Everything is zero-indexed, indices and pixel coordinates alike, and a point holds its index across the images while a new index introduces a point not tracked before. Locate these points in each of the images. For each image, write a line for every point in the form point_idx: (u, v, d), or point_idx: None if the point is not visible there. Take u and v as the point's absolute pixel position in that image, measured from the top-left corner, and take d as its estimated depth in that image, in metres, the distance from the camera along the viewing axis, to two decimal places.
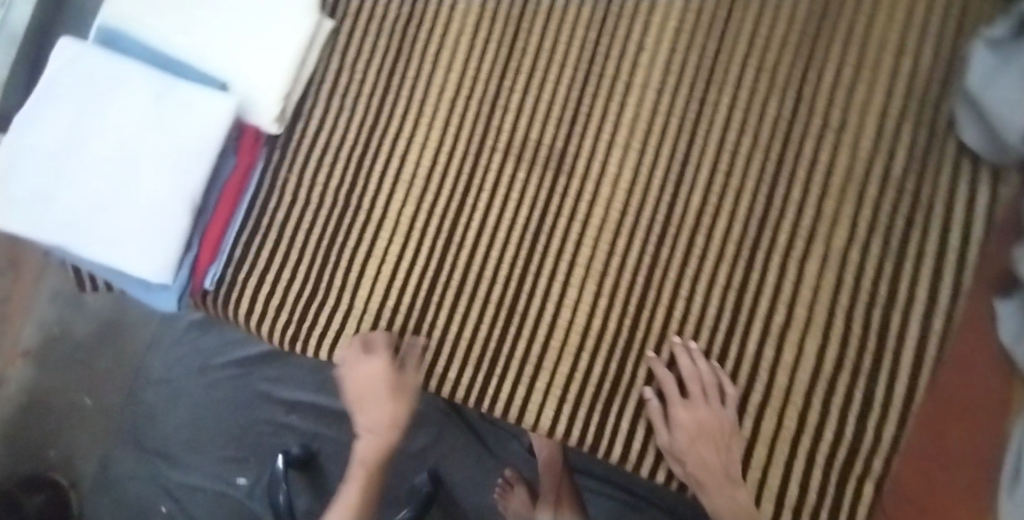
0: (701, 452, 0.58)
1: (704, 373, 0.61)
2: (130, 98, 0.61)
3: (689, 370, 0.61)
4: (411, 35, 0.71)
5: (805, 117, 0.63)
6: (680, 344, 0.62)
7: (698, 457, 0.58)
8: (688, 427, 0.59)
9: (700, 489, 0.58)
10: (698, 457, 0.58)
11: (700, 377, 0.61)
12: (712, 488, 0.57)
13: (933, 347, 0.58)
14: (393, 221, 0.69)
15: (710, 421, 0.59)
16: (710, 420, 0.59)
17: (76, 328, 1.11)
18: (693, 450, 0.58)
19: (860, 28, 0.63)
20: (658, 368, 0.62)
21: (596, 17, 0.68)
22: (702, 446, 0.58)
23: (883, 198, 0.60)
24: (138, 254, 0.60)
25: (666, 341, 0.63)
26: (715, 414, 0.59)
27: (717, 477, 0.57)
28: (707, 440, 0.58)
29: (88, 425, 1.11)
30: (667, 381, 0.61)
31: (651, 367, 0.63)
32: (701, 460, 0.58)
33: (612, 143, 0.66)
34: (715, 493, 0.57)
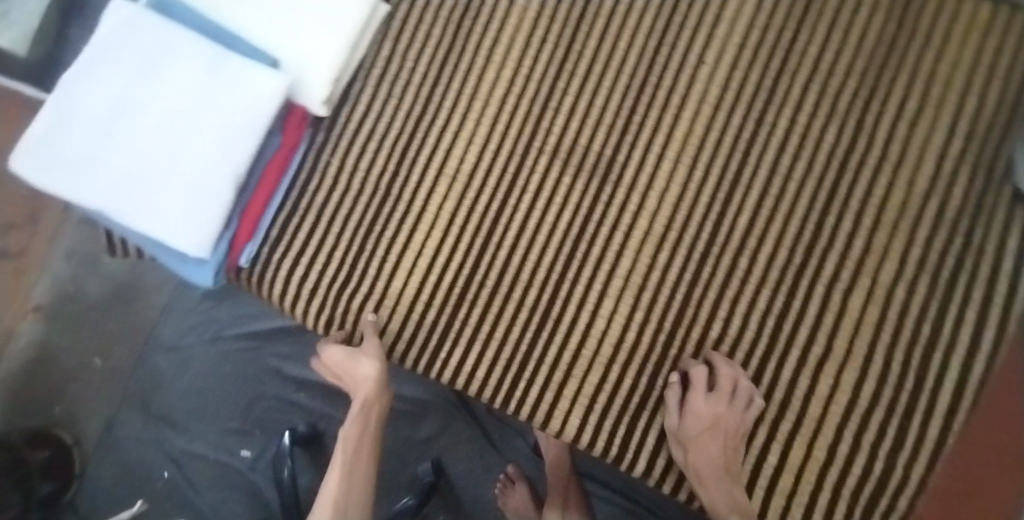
0: (709, 446, 0.59)
1: (739, 377, 0.61)
2: (183, 68, 0.61)
3: (725, 376, 0.61)
4: (467, 25, 0.70)
5: (863, 149, 0.62)
6: (717, 355, 0.62)
7: (703, 449, 0.59)
8: (705, 421, 0.59)
9: (698, 479, 0.59)
10: (703, 450, 0.59)
11: (733, 380, 0.61)
12: (711, 481, 0.59)
13: (968, 391, 0.58)
14: (433, 214, 0.69)
15: (728, 420, 0.60)
16: (729, 419, 0.60)
17: (91, 288, 1.08)
18: (702, 441, 0.59)
19: (929, 62, 0.62)
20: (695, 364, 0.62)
21: (657, 26, 0.67)
22: (712, 441, 0.59)
23: (934, 238, 0.60)
24: (182, 225, 0.61)
25: (705, 350, 0.63)
26: (735, 415, 0.60)
27: (717, 472, 0.59)
28: (718, 436, 0.60)
29: (94, 385, 1.08)
30: (699, 375, 0.61)
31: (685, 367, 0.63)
32: (705, 452, 0.59)
33: (662, 156, 0.66)
34: (713, 486, 0.59)
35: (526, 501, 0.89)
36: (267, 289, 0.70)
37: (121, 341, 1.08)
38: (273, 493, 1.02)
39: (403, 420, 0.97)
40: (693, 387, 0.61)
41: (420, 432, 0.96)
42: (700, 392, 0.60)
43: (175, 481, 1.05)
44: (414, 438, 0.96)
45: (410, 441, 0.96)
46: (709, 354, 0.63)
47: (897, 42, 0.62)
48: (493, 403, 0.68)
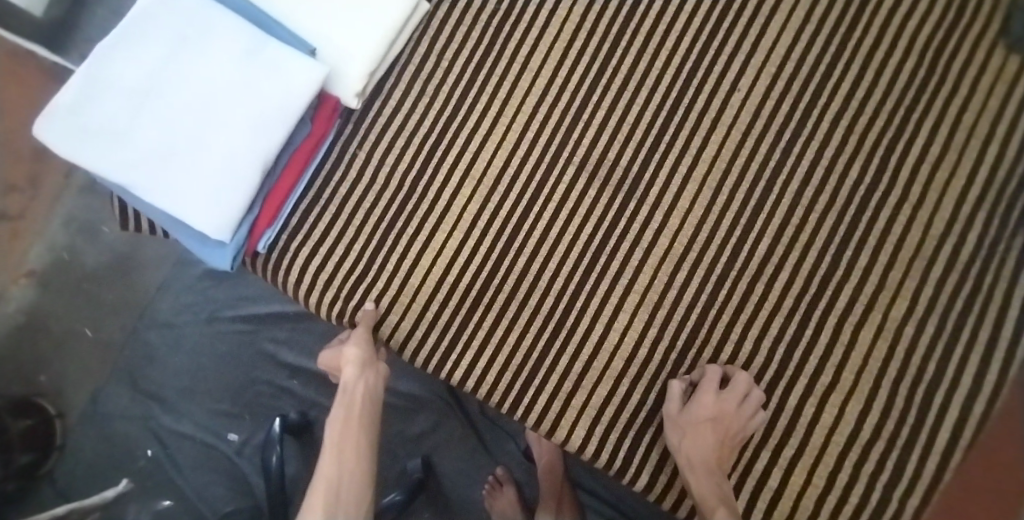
0: (706, 436, 0.60)
1: (753, 386, 0.62)
2: (223, 50, 0.61)
3: (739, 385, 0.62)
4: (505, 32, 0.71)
5: (884, 189, 0.64)
6: (733, 368, 0.64)
7: (698, 438, 0.60)
8: (709, 412, 0.61)
9: (688, 466, 0.60)
10: (699, 437, 0.60)
11: (746, 387, 0.62)
12: (701, 470, 0.59)
13: (967, 431, 0.60)
14: (455, 215, 0.69)
15: (732, 419, 0.61)
16: (733, 418, 0.61)
17: (87, 258, 1.02)
18: (700, 428, 0.60)
19: (952, 112, 0.64)
20: (713, 364, 0.63)
21: (693, 50, 0.68)
22: (711, 432, 0.60)
23: (945, 281, 0.62)
24: (206, 206, 0.60)
25: (724, 364, 0.64)
26: (740, 417, 0.61)
27: (708, 463, 0.60)
28: (718, 430, 0.61)
29: (85, 355, 1.02)
30: (713, 373, 0.62)
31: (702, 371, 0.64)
32: (700, 440, 0.60)
33: (688, 177, 0.67)
34: (702, 475, 0.59)
35: (512, 504, 0.87)
36: (282, 277, 0.70)
37: (117, 313, 1.02)
38: (259, 480, 0.95)
39: (395, 415, 0.94)
40: (706, 382, 0.62)
41: (412, 428, 0.93)
42: (712, 388, 0.61)
43: (157, 460, 0.98)
44: (405, 433, 0.94)
45: (401, 437, 0.94)
46: (728, 368, 0.64)
47: (922, 89, 0.65)
48: (500, 407, 0.68)
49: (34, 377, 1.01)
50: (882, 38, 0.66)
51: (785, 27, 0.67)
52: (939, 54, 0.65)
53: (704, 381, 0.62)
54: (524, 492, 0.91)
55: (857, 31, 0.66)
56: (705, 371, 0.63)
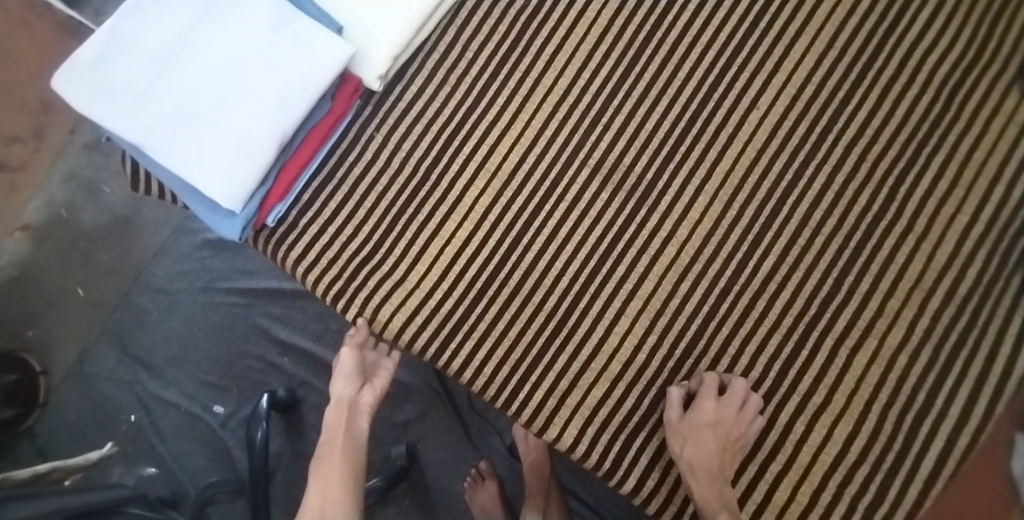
0: (707, 440, 0.61)
1: (751, 393, 0.63)
2: (250, 20, 0.61)
3: (736, 391, 0.63)
4: (533, 29, 0.71)
5: (892, 218, 0.65)
6: (733, 377, 0.64)
7: (699, 443, 0.61)
8: (709, 417, 0.62)
9: (691, 471, 0.61)
10: (701, 441, 0.61)
11: (744, 393, 0.63)
12: (703, 476, 0.60)
13: (951, 462, 0.61)
14: (467, 206, 0.69)
15: (732, 425, 0.62)
16: (734, 424, 0.62)
17: (85, 216, 1.01)
18: (701, 432, 0.62)
19: (964, 148, 0.66)
20: (711, 372, 0.65)
21: (716, 65, 0.69)
22: (713, 437, 0.61)
23: (942, 313, 0.63)
24: (220, 173, 0.59)
25: (722, 372, 0.65)
26: (740, 423, 0.62)
27: (710, 467, 0.60)
28: (719, 435, 0.62)
29: (78, 315, 1.00)
30: (711, 380, 0.64)
31: (701, 379, 0.65)
32: (703, 445, 0.61)
33: (701, 189, 0.67)
34: (705, 482, 0.60)
35: (493, 498, 0.87)
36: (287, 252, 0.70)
37: (110, 275, 1.01)
38: (242, 453, 0.95)
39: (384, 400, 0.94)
40: (706, 388, 0.63)
41: (400, 415, 0.93)
42: (711, 395, 0.63)
43: (142, 426, 0.97)
44: (392, 419, 0.94)
45: (388, 422, 0.94)
46: (729, 377, 0.64)
47: (937, 123, 0.66)
48: (494, 400, 0.68)
49: (23, 331, 1.00)
50: (903, 70, 0.67)
51: (809, 50, 0.68)
52: (956, 91, 0.66)
53: (703, 387, 0.64)
54: (506, 489, 0.91)
55: (879, 61, 0.67)
56: (703, 378, 0.64)
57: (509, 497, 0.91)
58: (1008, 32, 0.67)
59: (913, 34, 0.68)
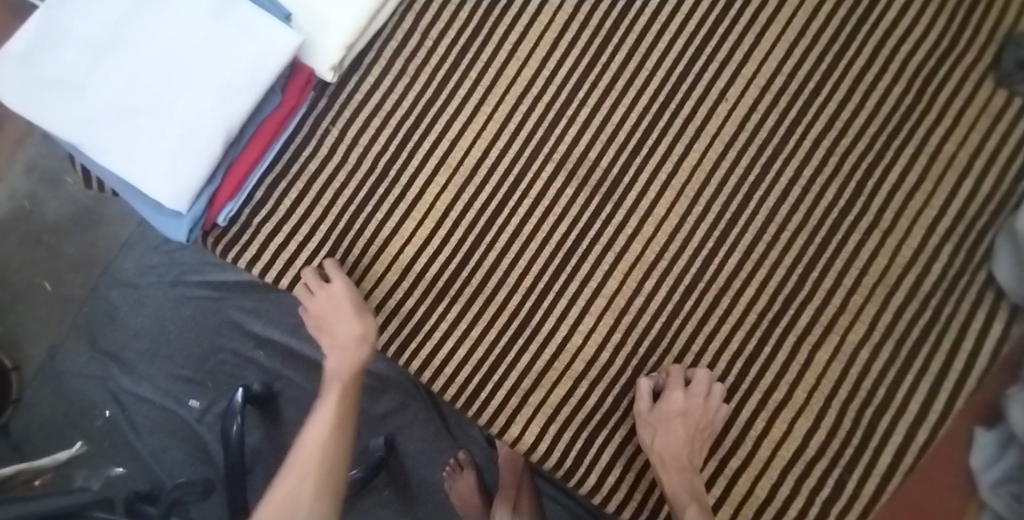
0: (676, 431, 0.61)
1: (714, 383, 0.63)
2: (189, 10, 0.58)
3: (699, 385, 0.62)
4: (496, 16, 0.68)
5: (858, 213, 0.64)
6: (702, 370, 0.63)
7: (670, 435, 0.61)
8: (678, 407, 0.61)
9: (661, 463, 0.60)
10: (670, 434, 0.61)
11: (708, 383, 0.63)
12: (673, 468, 0.60)
13: (907, 457, 0.61)
14: (428, 203, 0.68)
15: (700, 414, 0.62)
16: (702, 413, 0.62)
17: (49, 209, 0.95)
18: (670, 423, 0.61)
19: (933, 141, 0.64)
20: (677, 365, 0.64)
21: (685, 54, 0.67)
22: (681, 427, 0.61)
23: (905, 307, 0.63)
24: (165, 174, 0.57)
25: (687, 367, 0.64)
26: (708, 413, 0.62)
27: (680, 459, 0.60)
28: (688, 425, 0.61)
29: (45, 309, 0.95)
30: (677, 372, 0.63)
31: (668, 373, 0.64)
32: (672, 437, 0.61)
33: (666, 185, 0.66)
34: (675, 474, 0.60)
35: (470, 488, 0.87)
36: (231, 255, 0.68)
37: (78, 270, 0.95)
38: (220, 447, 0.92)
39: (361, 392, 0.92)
40: (672, 381, 0.63)
41: (377, 408, 0.91)
42: (679, 387, 0.62)
43: (117, 423, 0.93)
44: (369, 411, 0.92)
45: (365, 415, 0.92)
46: (695, 371, 0.63)
47: (908, 113, 0.65)
48: (455, 401, 0.67)
49: None
50: (873, 59, 0.65)
51: (779, 38, 0.66)
52: (928, 81, 0.65)
53: (670, 379, 0.63)
54: (484, 477, 0.90)
55: (851, 48, 0.66)
56: (669, 370, 0.64)
57: (487, 487, 0.90)
58: (982, 21, 0.65)
59: (887, 21, 0.66)
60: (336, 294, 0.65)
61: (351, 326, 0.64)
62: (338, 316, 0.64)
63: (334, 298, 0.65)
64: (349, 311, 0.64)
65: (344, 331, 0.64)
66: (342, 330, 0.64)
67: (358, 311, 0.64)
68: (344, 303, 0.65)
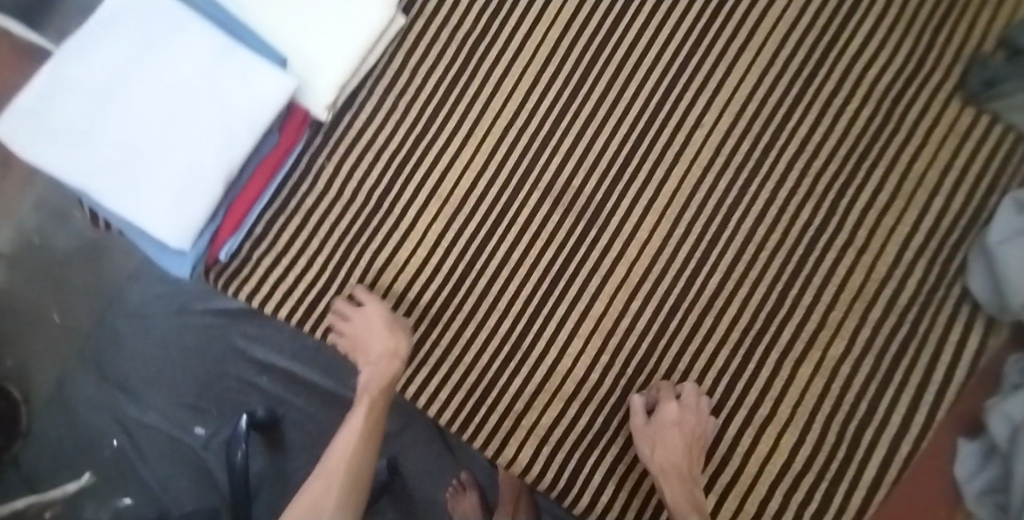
0: (673, 439, 0.62)
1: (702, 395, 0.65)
2: (191, 60, 0.62)
3: (690, 399, 0.64)
4: (480, 53, 0.72)
5: (834, 231, 0.66)
6: (690, 385, 0.65)
7: (668, 445, 0.62)
8: (673, 417, 0.62)
9: (662, 473, 0.61)
10: (668, 443, 0.62)
11: (696, 395, 0.64)
12: (674, 477, 0.61)
13: (891, 469, 0.63)
14: (420, 233, 0.70)
15: (694, 425, 0.63)
16: (695, 423, 0.63)
17: (58, 243, 0.92)
18: (668, 432, 0.62)
19: (904, 160, 0.67)
20: (667, 382, 0.66)
21: (662, 83, 0.70)
22: (678, 435, 0.62)
23: (884, 321, 0.65)
24: (168, 214, 0.60)
25: (676, 383, 0.66)
26: (701, 424, 0.63)
27: (680, 468, 0.61)
28: (685, 435, 0.62)
29: (38, 338, 0.91)
30: (667, 386, 0.65)
31: (659, 388, 0.66)
32: (670, 446, 0.62)
33: (648, 209, 0.68)
34: (677, 483, 0.60)
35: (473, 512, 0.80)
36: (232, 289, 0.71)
37: (79, 300, 0.92)
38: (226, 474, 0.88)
39: None
40: (664, 395, 0.64)
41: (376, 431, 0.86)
42: (672, 398, 0.63)
43: (124, 452, 0.89)
44: None
45: None
46: (683, 386, 0.65)
47: (878, 134, 0.67)
48: (450, 425, 0.69)
49: None
50: (843, 83, 0.68)
51: (751, 66, 0.69)
52: (897, 102, 0.67)
53: (661, 394, 0.64)
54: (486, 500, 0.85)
55: (821, 74, 0.68)
56: (659, 387, 0.65)
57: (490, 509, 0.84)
58: (947, 44, 0.68)
59: (855, 46, 0.69)
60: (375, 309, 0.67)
61: (387, 339, 0.66)
62: (372, 331, 0.66)
63: (368, 314, 0.67)
64: (382, 327, 0.66)
65: (378, 344, 0.65)
66: (377, 343, 0.65)
67: (393, 326, 0.66)
68: (378, 318, 0.66)
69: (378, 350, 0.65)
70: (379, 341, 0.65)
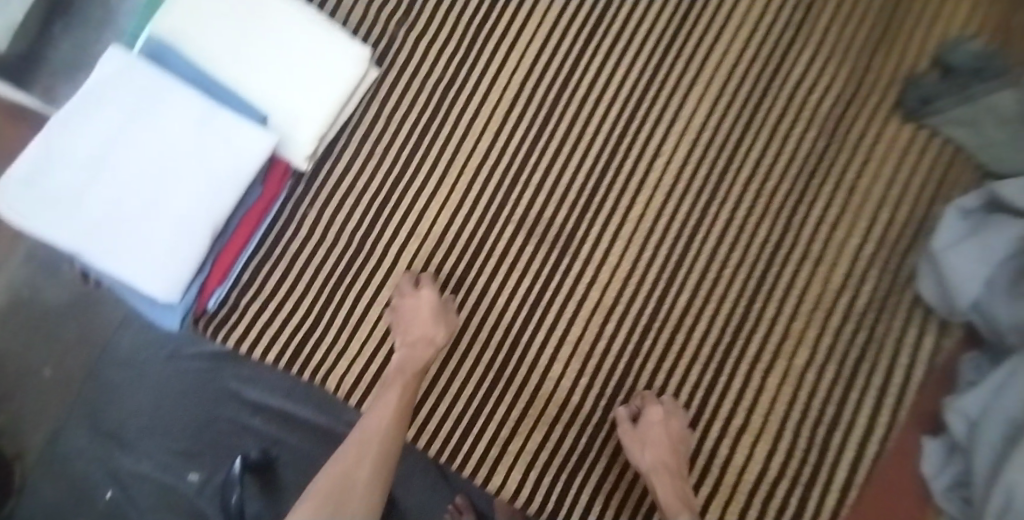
0: (662, 441, 0.64)
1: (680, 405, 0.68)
2: (174, 122, 0.65)
3: (671, 405, 0.67)
4: (450, 98, 0.76)
5: (791, 247, 0.70)
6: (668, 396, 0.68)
7: (659, 445, 0.64)
8: (661, 420, 0.65)
9: (654, 473, 0.63)
10: (658, 444, 0.64)
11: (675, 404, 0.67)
12: (666, 475, 0.62)
13: (861, 470, 0.66)
14: (401, 270, 0.73)
15: (678, 428, 0.65)
16: (679, 427, 0.66)
17: (46, 296, 0.94)
18: (656, 434, 0.64)
19: (850, 176, 0.71)
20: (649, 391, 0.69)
21: (623, 117, 0.74)
22: (666, 437, 0.64)
23: (844, 328, 0.68)
24: (157, 269, 0.63)
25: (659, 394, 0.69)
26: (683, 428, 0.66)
27: (671, 467, 0.63)
28: (671, 437, 0.65)
29: (30, 393, 0.92)
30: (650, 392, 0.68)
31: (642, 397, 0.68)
32: (660, 447, 0.63)
33: (617, 235, 0.72)
34: (669, 482, 0.62)
35: None
36: (222, 336, 0.73)
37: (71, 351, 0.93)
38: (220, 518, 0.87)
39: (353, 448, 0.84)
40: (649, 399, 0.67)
41: None
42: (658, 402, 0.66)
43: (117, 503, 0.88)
44: None
45: None
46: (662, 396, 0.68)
47: (826, 153, 0.72)
48: (439, 455, 0.71)
49: None
50: (790, 107, 0.73)
51: (704, 96, 0.74)
52: (840, 123, 0.72)
53: (646, 400, 0.67)
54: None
55: (770, 100, 0.73)
56: (643, 396, 0.68)
57: None
58: (883, 67, 0.73)
59: (798, 73, 0.74)
60: (422, 299, 0.69)
61: (430, 330, 0.68)
62: (421, 321, 0.68)
63: (420, 302, 0.69)
64: (430, 319, 0.68)
65: (424, 332, 0.68)
66: (422, 333, 0.68)
67: (439, 319, 0.69)
68: (427, 311, 0.69)
69: (420, 342, 0.67)
70: (424, 331, 0.68)
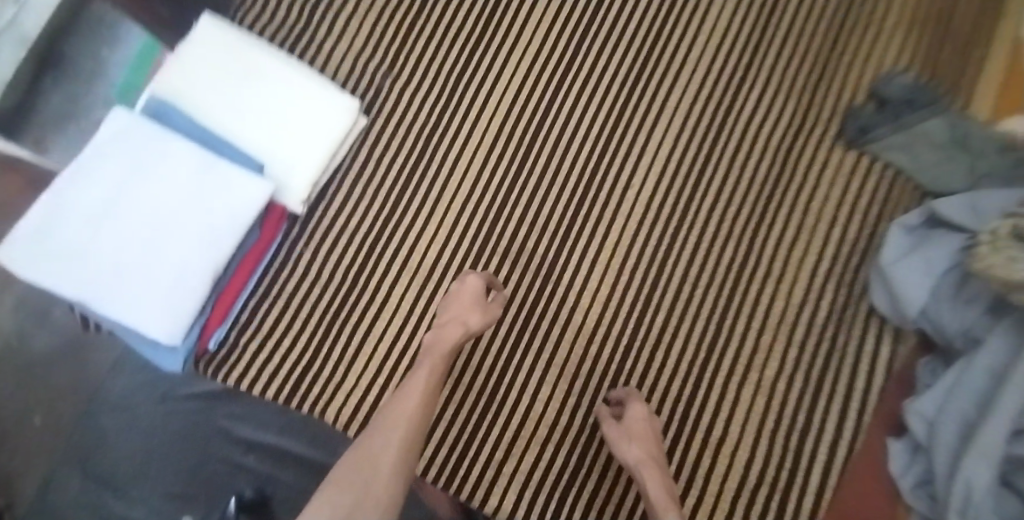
0: (646, 435, 0.66)
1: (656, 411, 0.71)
2: (176, 174, 0.69)
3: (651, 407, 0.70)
4: (434, 140, 0.81)
5: (756, 266, 0.76)
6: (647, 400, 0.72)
7: (645, 437, 0.66)
8: (645, 416, 0.68)
9: (640, 462, 0.64)
10: (643, 438, 0.66)
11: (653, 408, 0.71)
12: (653, 464, 0.64)
13: (833, 474, 0.70)
14: (394, 303, 0.77)
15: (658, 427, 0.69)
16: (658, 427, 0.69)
17: (37, 341, 0.96)
18: (642, 428, 0.67)
19: (805, 200, 0.78)
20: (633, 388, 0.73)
21: (595, 152, 0.80)
22: (650, 432, 0.67)
23: (808, 340, 0.74)
24: (162, 314, 0.66)
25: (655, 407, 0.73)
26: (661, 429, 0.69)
27: (656, 458, 0.65)
28: (654, 434, 0.67)
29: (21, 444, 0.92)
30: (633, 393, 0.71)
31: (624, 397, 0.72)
32: (645, 440, 0.66)
33: (595, 262, 0.77)
34: (655, 471, 0.63)
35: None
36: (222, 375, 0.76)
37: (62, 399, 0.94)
38: None
39: None
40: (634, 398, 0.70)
41: None
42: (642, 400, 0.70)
43: None
44: None
45: None
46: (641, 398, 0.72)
47: (781, 180, 0.78)
48: (435, 483, 0.72)
49: None
50: (746, 139, 0.80)
51: (668, 131, 0.80)
52: (793, 151, 0.79)
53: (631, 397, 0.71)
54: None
55: (728, 133, 0.80)
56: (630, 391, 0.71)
57: None
58: (827, 100, 0.81)
59: (752, 108, 0.81)
60: (468, 284, 0.71)
61: (466, 313, 0.68)
62: (463, 306, 0.69)
63: (464, 289, 0.71)
64: (474, 304, 0.69)
65: (466, 313, 0.68)
66: (463, 316, 0.68)
67: (479, 306, 0.69)
68: (470, 297, 0.70)
69: (460, 324, 0.68)
70: (465, 314, 0.68)
